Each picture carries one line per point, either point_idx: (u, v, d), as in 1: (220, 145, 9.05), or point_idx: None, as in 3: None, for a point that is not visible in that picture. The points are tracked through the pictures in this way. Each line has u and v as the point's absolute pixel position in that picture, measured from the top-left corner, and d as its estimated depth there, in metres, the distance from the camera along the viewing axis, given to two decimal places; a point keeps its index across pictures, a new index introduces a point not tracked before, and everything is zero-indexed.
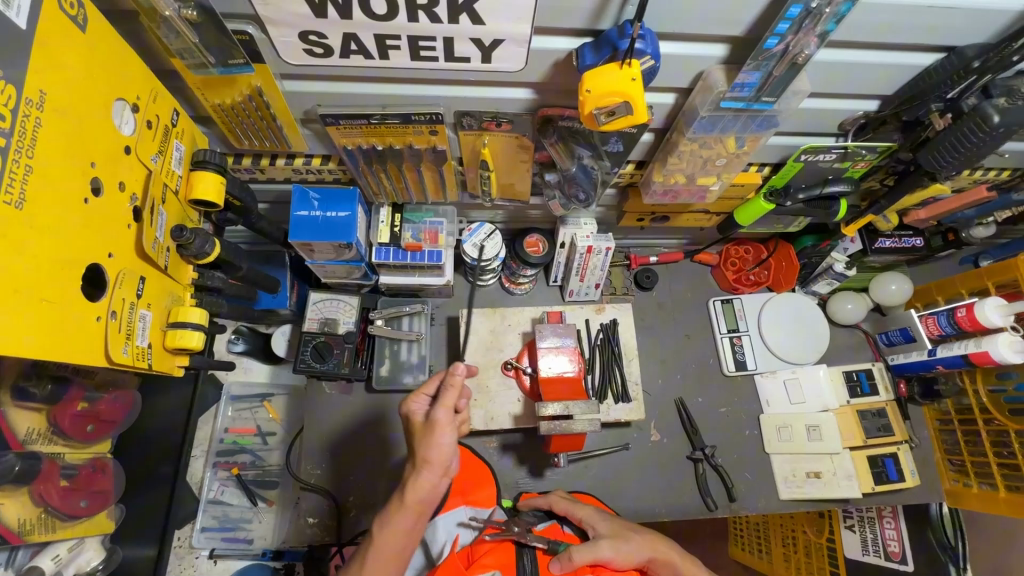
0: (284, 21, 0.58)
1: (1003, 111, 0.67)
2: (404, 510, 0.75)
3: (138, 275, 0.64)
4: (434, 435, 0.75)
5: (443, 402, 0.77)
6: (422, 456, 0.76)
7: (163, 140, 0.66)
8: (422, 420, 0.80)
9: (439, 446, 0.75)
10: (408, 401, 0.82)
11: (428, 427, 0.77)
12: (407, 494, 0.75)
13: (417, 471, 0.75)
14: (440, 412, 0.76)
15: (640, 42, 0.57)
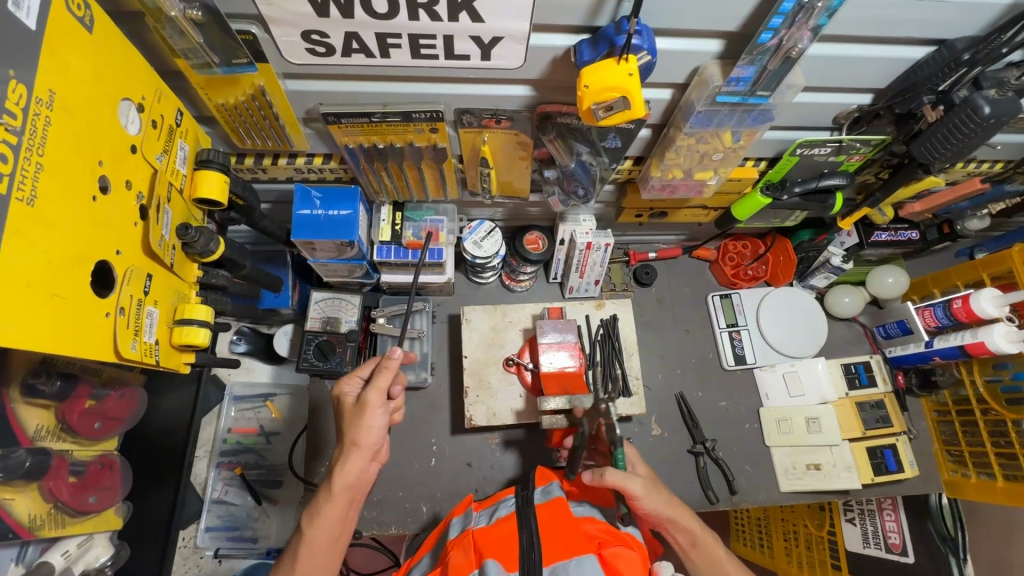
0: (287, 21, 0.59)
1: (994, 103, 0.69)
2: (333, 499, 0.77)
3: (145, 273, 0.65)
4: (364, 417, 0.78)
5: (375, 385, 0.79)
6: (349, 440, 0.78)
7: (168, 140, 0.67)
8: (353, 403, 0.82)
9: (368, 428, 0.78)
10: (341, 383, 0.85)
11: (358, 409, 0.79)
12: (336, 479, 0.78)
13: (347, 455, 0.78)
14: (372, 394, 0.78)
15: (636, 37, 0.59)
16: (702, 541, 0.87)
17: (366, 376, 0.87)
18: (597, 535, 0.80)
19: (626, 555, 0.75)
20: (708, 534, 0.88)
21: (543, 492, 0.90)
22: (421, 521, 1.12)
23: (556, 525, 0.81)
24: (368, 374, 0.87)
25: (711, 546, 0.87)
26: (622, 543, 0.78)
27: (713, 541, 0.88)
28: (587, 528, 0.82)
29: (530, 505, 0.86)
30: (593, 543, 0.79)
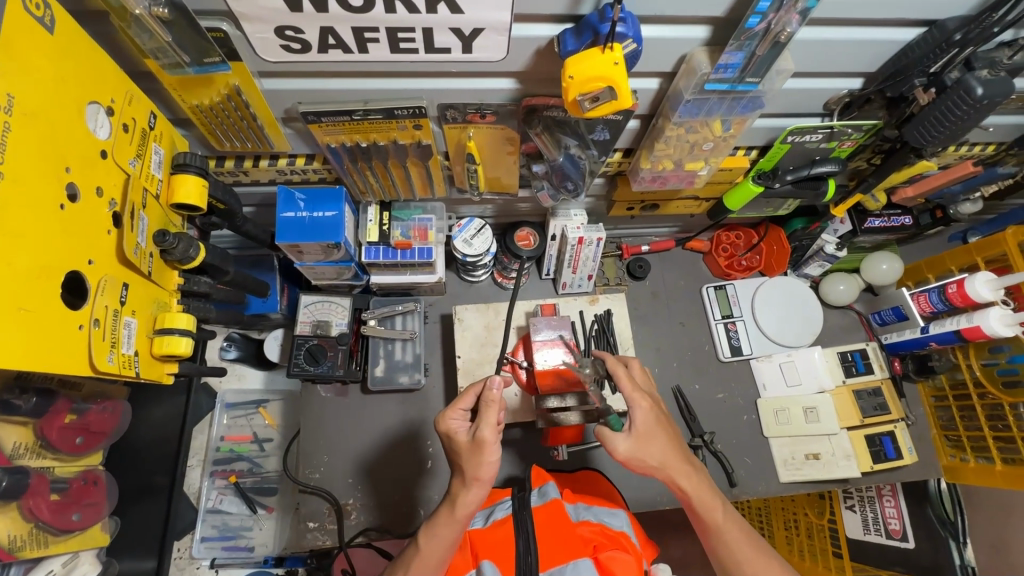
0: (260, 17, 0.57)
1: (986, 84, 0.67)
2: (451, 524, 0.78)
3: (121, 282, 0.62)
4: (484, 455, 0.76)
5: (487, 422, 0.77)
6: (470, 474, 0.77)
7: (141, 144, 0.65)
8: (464, 438, 0.81)
9: (489, 464, 0.77)
10: (447, 418, 0.83)
11: (476, 447, 0.77)
12: (456, 508, 0.78)
13: (467, 488, 0.78)
14: (487, 430, 0.77)
15: (621, 25, 0.57)
16: (701, 502, 0.80)
17: (468, 409, 0.85)
18: (592, 538, 0.82)
19: (621, 558, 0.77)
20: (710, 494, 0.80)
21: (539, 493, 0.89)
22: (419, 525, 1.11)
23: (551, 529, 0.82)
24: (469, 406, 0.85)
25: (709, 509, 0.80)
26: (617, 545, 0.80)
27: (712, 504, 0.80)
28: (582, 531, 0.83)
29: (526, 510, 0.84)
30: (589, 546, 0.80)
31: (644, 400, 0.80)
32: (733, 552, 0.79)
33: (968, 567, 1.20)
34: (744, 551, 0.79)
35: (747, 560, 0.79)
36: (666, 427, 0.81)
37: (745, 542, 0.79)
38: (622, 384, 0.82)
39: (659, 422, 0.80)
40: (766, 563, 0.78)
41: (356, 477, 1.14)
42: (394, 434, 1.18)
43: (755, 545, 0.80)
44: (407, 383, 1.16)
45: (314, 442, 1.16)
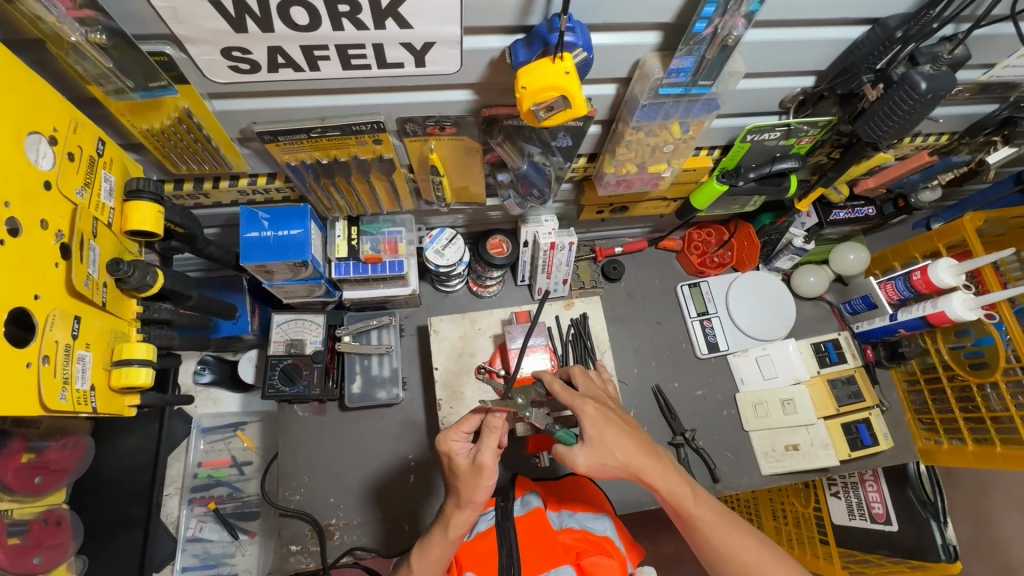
0: (203, 39, 0.57)
1: (930, 78, 0.69)
2: (445, 544, 0.80)
3: (72, 316, 0.61)
4: (482, 478, 0.77)
5: (487, 448, 0.77)
6: (465, 498, 0.78)
7: (89, 172, 0.64)
8: (464, 461, 0.80)
9: (485, 488, 0.77)
10: (449, 440, 0.81)
11: (475, 471, 0.77)
12: (450, 529, 0.79)
13: (461, 510, 0.78)
14: (487, 455, 0.76)
15: (569, 34, 0.57)
16: (671, 495, 0.78)
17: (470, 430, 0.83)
18: (575, 544, 0.81)
19: (604, 563, 0.76)
20: (677, 484, 0.79)
21: (522, 502, 0.90)
22: (405, 540, 1.10)
23: (534, 537, 0.82)
24: (471, 429, 0.83)
25: (680, 499, 0.78)
26: (600, 550, 0.79)
27: (682, 493, 0.78)
28: (565, 538, 0.82)
29: (509, 519, 0.84)
30: (571, 553, 0.80)
31: (587, 404, 0.79)
32: (709, 540, 0.78)
33: (951, 546, 1.18)
34: (718, 534, 0.78)
35: (723, 544, 0.77)
36: (618, 424, 0.79)
37: (719, 524, 0.78)
38: (561, 398, 0.81)
39: (608, 420, 0.79)
40: (741, 540, 0.77)
41: (337, 497, 1.13)
42: (375, 451, 1.17)
43: (728, 524, 0.78)
44: (386, 399, 1.14)
45: (296, 462, 1.14)
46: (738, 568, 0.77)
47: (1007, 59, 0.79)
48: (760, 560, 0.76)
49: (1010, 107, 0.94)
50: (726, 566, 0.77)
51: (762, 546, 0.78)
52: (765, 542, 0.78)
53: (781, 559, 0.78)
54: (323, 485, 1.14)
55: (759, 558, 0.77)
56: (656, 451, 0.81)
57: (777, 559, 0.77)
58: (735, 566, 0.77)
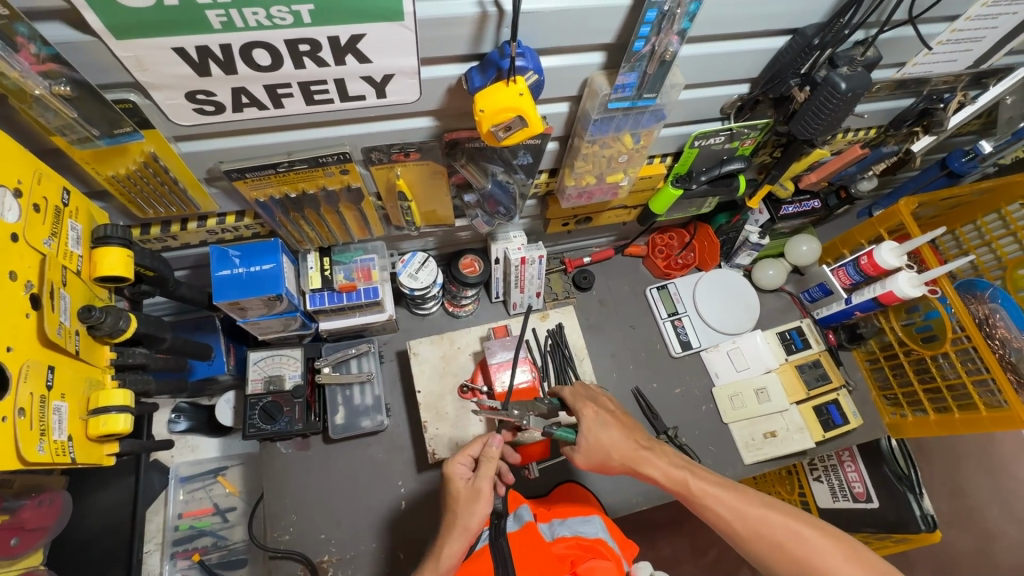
0: (167, 84, 0.58)
1: (848, 78, 0.76)
2: (437, 572, 0.83)
3: (46, 365, 0.60)
4: (479, 503, 0.86)
5: (486, 475, 0.89)
6: (461, 523, 0.85)
7: (55, 223, 0.64)
8: (465, 484, 0.89)
9: (480, 513, 0.85)
10: (454, 462, 0.92)
11: (473, 495, 0.87)
12: (441, 559, 0.83)
13: (454, 534, 0.84)
14: (486, 482, 0.87)
15: (520, 59, 0.61)
16: (670, 479, 0.83)
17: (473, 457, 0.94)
18: (568, 553, 0.81)
19: (600, 566, 0.76)
20: (676, 469, 0.83)
21: (514, 518, 0.91)
22: (401, 568, 1.09)
23: (528, 552, 0.82)
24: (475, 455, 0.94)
25: (681, 483, 0.82)
26: (595, 554, 0.80)
27: (679, 476, 0.82)
28: (557, 548, 0.83)
29: (502, 535, 0.83)
30: (566, 562, 0.80)
31: (587, 407, 0.90)
32: (725, 519, 0.78)
33: (928, 516, 1.23)
34: (731, 509, 0.78)
35: (738, 519, 0.77)
36: (616, 422, 0.88)
37: (727, 499, 0.78)
38: (568, 400, 0.93)
39: (605, 423, 0.88)
40: (754, 508, 0.77)
41: (329, 532, 1.11)
42: (364, 481, 1.15)
43: (737, 498, 0.78)
44: (370, 427, 1.14)
45: (283, 502, 1.12)
46: (761, 539, 0.75)
47: (914, 57, 0.89)
48: (777, 527, 0.75)
49: (925, 100, 1.02)
50: (752, 543, 0.76)
51: (776, 511, 0.77)
52: (781, 507, 0.77)
53: (807, 521, 0.75)
54: (311, 522, 1.11)
55: (775, 523, 0.75)
56: (652, 443, 0.87)
57: (798, 522, 0.75)
58: (757, 540, 0.75)
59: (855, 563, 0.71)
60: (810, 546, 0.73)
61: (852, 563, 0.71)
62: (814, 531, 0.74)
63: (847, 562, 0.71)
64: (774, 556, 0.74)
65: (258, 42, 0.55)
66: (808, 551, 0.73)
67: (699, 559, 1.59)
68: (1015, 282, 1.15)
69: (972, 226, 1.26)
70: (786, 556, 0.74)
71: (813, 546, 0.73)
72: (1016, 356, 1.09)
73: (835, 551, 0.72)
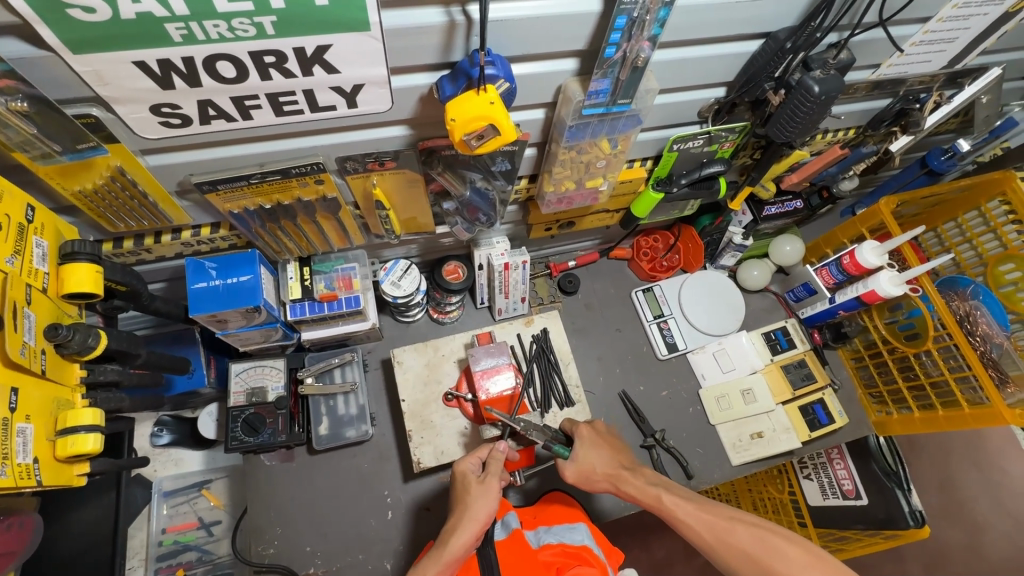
0: (130, 98, 0.57)
1: (821, 82, 0.76)
2: (439, 563, 0.80)
3: (8, 388, 0.59)
4: (490, 497, 0.85)
5: (496, 471, 0.89)
6: (470, 514, 0.84)
7: (19, 240, 0.62)
8: (475, 480, 0.89)
9: (490, 508, 0.84)
10: (463, 459, 0.92)
11: (485, 490, 0.86)
12: (447, 548, 0.80)
13: (462, 526, 0.82)
14: (496, 478, 0.88)
15: (490, 67, 0.61)
16: (646, 496, 0.88)
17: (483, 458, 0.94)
18: (553, 560, 0.80)
19: None
20: (651, 486, 0.88)
21: (502, 525, 0.90)
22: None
23: (514, 559, 0.83)
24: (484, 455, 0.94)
25: (656, 499, 0.87)
26: (580, 561, 0.79)
27: (655, 492, 0.87)
28: (543, 555, 0.82)
29: (489, 544, 0.84)
30: (551, 569, 0.79)
31: (583, 427, 0.95)
32: (696, 531, 0.82)
33: (917, 512, 1.24)
34: (700, 520, 0.82)
35: (707, 530, 0.82)
36: (603, 442, 0.93)
37: (697, 512, 0.83)
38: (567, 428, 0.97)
39: (596, 443, 0.93)
40: (724, 518, 0.82)
41: (315, 544, 1.10)
42: (350, 491, 1.14)
43: (706, 511, 0.83)
44: (355, 437, 1.13)
45: (268, 515, 1.11)
46: (729, 549, 0.79)
47: (889, 58, 0.89)
48: (745, 539, 0.79)
49: (901, 100, 1.03)
50: (721, 553, 0.80)
51: (744, 523, 0.81)
52: (748, 520, 0.82)
53: (774, 531, 0.80)
54: (296, 535, 1.10)
55: (743, 535, 0.80)
56: (633, 465, 0.92)
57: (762, 531, 0.80)
58: (724, 550, 0.80)
59: (818, 568, 0.75)
60: (775, 553, 0.77)
61: (816, 569, 0.75)
62: (780, 540, 0.78)
63: (812, 569, 0.75)
64: (742, 564, 0.78)
65: (222, 54, 0.54)
66: (775, 560, 0.77)
67: (692, 560, 1.59)
68: (995, 278, 1.17)
69: (953, 223, 1.26)
70: (755, 565, 0.77)
71: (778, 554, 0.77)
72: (997, 352, 1.09)
73: (799, 558, 0.76)
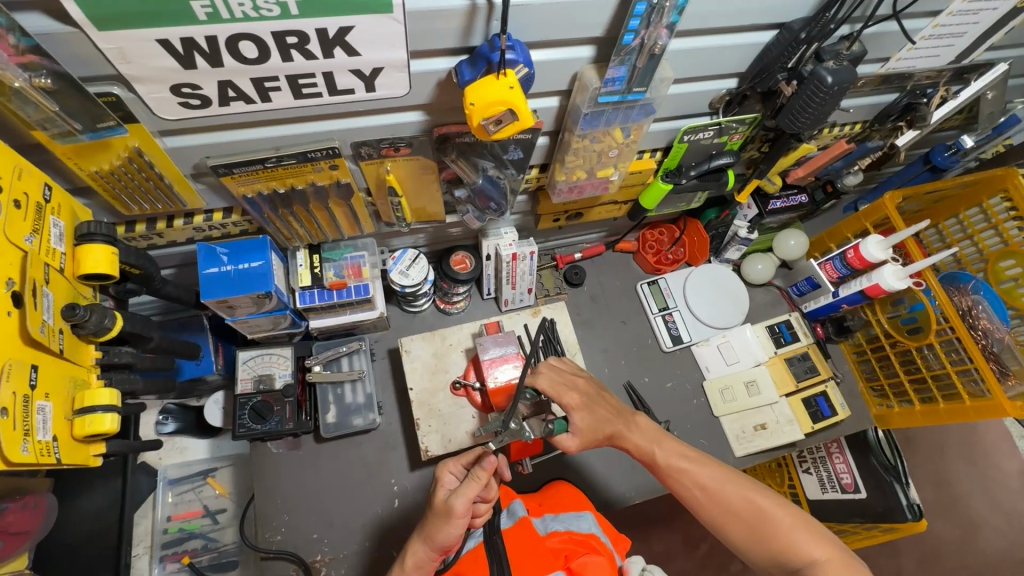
0: (152, 77, 0.58)
1: (834, 72, 0.77)
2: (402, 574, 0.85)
3: (29, 365, 0.59)
4: (448, 521, 0.79)
5: (463, 494, 0.79)
6: (430, 533, 0.82)
7: (37, 219, 0.62)
8: (444, 496, 0.83)
9: (448, 532, 0.80)
10: (444, 467, 0.86)
11: (445, 511, 0.80)
12: (407, 559, 0.85)
13: (421, 542, 0.83)
14: (459, 502, 0.78)
15: (510, 52, 0.61)
16: (641, 452, 0.89)
17: (466, 467, 0.86)
18: (561, 547, 0.81)
19: (593, 562, 0.77)
20: (647, 441, 0.89)
21: (508, 514, 0.90)
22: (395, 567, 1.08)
23: (520, 546, 0.82)
24: (469, 464, 0.86)
25: (650, 454, 0.89)
26: (588, 548, 0.80)
27: (648, 449, 0.89)
28: (551, 542, 0.83)
29: (497, 533, 0.85)
30: (560, 556, 0.79)
31: (572, 395, 0.87)
32: (688, 489, 0.84)
33: (914, 505, 1.25)
34: (694, 480, 0.84)
35: (699, 488, 0.84)
36: (601, 401, 0.90)
37: (692, 470, 0.85)
38: (550, 393, 0.87)
39: (592, 407, 0.88)
40: (714, 479, 0.83)
41: (321, 532, 1.10)
42: (355, 480, 1.15)
43: (701, 470, 0.85)
44: (362, 425, 1.13)
45: (274, 503, 1.11)
46: (719, 508, 0.82)
47: (898, 52, 0.90)
48: (733, 497, 0.81)
49: (909, 95, 1.04)
50: (709, 510, 0.82)
51: (735, 483, 0.83)
52: (739, 479, 0.83)
53: (763, 492, 0.81)
54: (301, 524, 1.10)
55: (732, 494, 0.82)
56: (625, 415, 0.91)
57: (753, 492, 0.81)
58: (714, 508, 0.82)
59: (802, 528, 0.77)
60: (764, 515, 0.79)
61: (798, 527, 0.77)
62: (769, 501, 0.80)
63: (800, 529, 0.77)
64: (730, 521, 0.81)
65: (245, 34, 0.54)
66: (762, 520, 0.79)
67: (691, 553, 1.60)
68: (996, 274, 1.19)
69: (955, 219, 1.27)
70: (743, 524, 0.80)
71: (767, 515, 0.79)
72: (998, 347, 1.11)
73: (787, 519, 0.78)
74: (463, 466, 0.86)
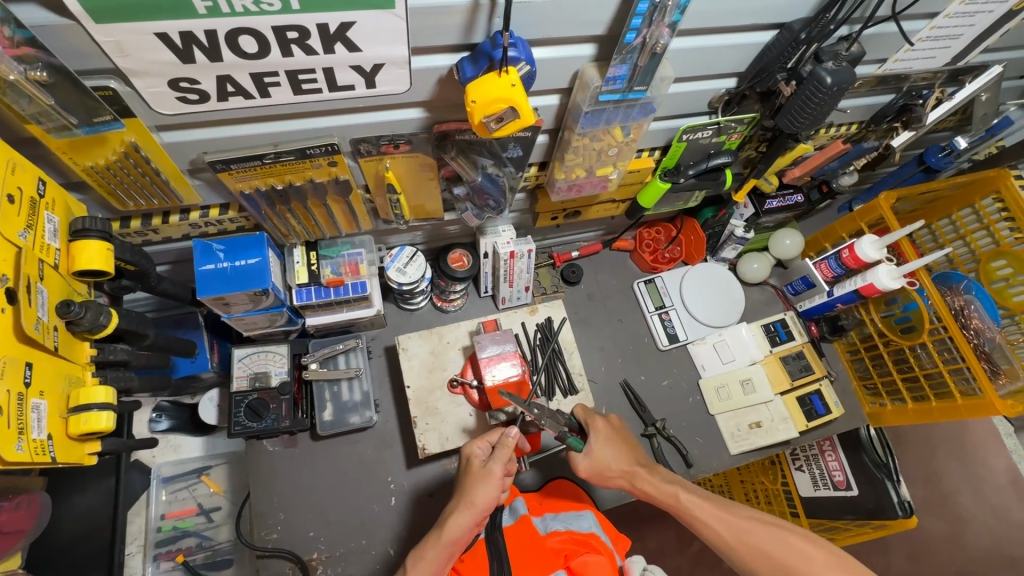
0: (149, 71, 0.57)
1: (834, 73, 0.77)
2: (438, 547, 0.82)
3: (23, 362, 0.59)
4: (488, 481, 0.83)
5: (499, 458, 0.86)
6: (468, 498, 0.83)
7: (31, 214, 0.61)
8: (477, 464, 0.88)
9: (486, 494, 0.83)
10: (471, 443, 0.91)
11: (482, 474, 0.85)
12: (444, 530, 0.83)
13: (460, 509, 0.83)
14: (496, 465, 0.85)
15: (512, 50, 0.61)
16: (663, 495, 0.90)
17: (492, 444, 0.92)
18: (562, 547, 0.81)
19: (593, 561, 0.77)
20: (668, 484, 0.90)
21: (510, 511, 0.91)
22: (391, 564, 1.08)
23: (521, 545, 0.83)
24: (495, 441, 0.92)
25: (672, 497, 0.89)
26: (588, 547, 0.80)
27: (671, 491, 0.90)
28: (551, 541, 0.83)
29: (498, 530, 0.85)
30: (560, 556, 0.80)
31: (599, 421, 0.95)
32: (716, 531, 0.84)
33: (905, 502, 1.27)
34: (721, 521, 0.85)
35: (727, 530, 0.84)
36: (621, 440, 0.95)
37: (717, 512, 0.85)
38: (579, 415, 0.98)
39: (610, 439, 0.94)
40: (741, 519, 0.84)
41: (317, 530, 1.10)
42: (352, 478, 1.14)
43: (727, 512, 0.85)
44: (359, 423, 1.13)
45: (269, 501, 1.10)
46: (749, 549, 0.81)
47: (896, 53, 0.90)
48: (764, 538, 0.81)
49: (905, 96, 1.05)
50: (739, 553, 0.82)
51: (766, 525, 0.83)
52: (766, 520, 0.84)
53: (794, 532, 0.82)
54: (296, 522, 1.10)
55: (762, 534, 0.82)
56: (647, 461, 0.95)
57: (782, 532, 0.82)
58: (745, 551, 0.81)
59: (836, 565, 0.77)
60: (796, 553, 0.79)
61: (834, 566, 0.77)
62: (800, 540, 0.81)
63: (832, 566, 0.77)
64: (761, 563, 0.80)
65: (244, 28, 0.54)
66: (794, 558, 0.79)
67: (685, 550, 1.61)
68: (988, 274, 1.20)
69: (948, 220, 1.29)
70: (776, 566, 0.79)
71: (800, 552, 0.79)
72: (989, 346, 1.13)
73: (819, 556, 0.78)
74: (490, 445, 0.92)
